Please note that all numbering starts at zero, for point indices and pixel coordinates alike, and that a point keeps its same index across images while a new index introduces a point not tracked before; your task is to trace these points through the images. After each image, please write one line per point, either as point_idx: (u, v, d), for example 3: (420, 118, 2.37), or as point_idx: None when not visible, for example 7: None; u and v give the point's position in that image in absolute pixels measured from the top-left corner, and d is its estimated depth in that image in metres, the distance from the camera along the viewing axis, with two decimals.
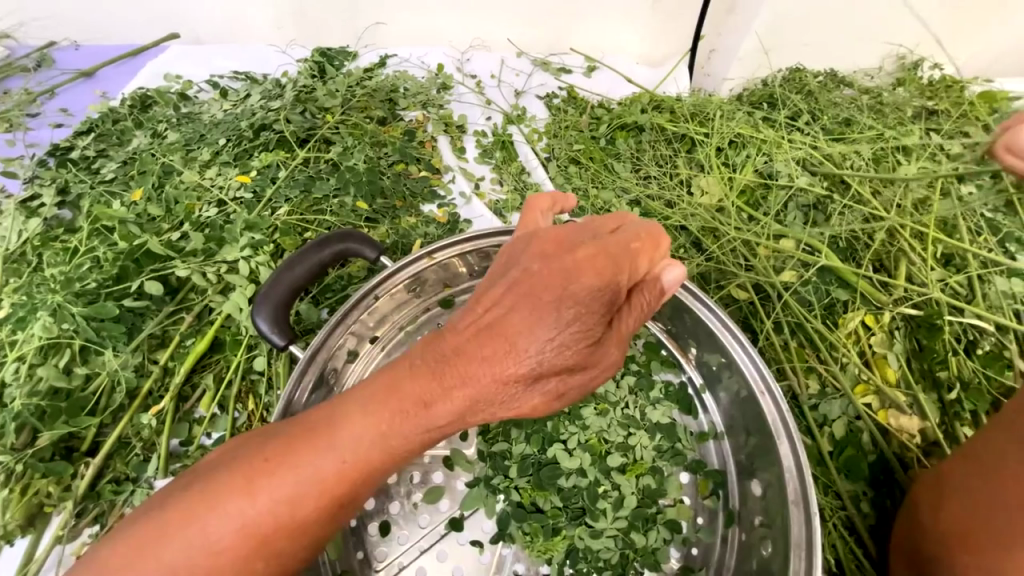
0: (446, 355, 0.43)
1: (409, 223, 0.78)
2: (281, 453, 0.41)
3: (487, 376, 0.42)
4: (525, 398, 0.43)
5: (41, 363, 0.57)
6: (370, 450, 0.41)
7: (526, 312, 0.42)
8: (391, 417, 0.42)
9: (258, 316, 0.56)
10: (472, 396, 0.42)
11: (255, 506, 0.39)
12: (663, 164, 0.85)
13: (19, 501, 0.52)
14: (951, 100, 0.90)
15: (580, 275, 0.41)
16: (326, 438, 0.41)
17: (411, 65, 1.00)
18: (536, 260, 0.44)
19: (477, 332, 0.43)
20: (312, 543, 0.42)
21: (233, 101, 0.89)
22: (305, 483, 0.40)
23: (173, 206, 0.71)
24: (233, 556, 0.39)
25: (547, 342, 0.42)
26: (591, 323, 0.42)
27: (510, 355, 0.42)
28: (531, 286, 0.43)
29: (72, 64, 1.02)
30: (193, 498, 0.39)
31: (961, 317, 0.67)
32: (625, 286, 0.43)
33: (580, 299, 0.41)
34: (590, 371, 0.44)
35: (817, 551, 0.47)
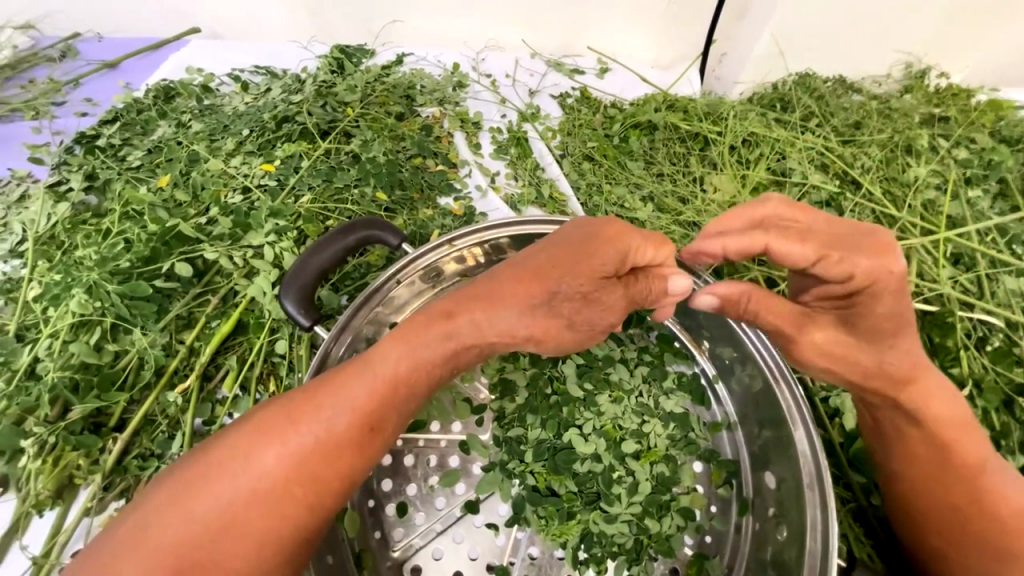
0: (471, 289, 0.51)
1: (427, 215, 0.80)
2: (321, 383, 0.47)
3: (509, 296, 0.49)
4: (544, 316, 0.50)
5: (73, 340, 0.59)
6: (400, 364, 0.47)
7: (548, 254, 0.51)
8: (419, 331, 0.48)
9: (286, 298, 0.58)
10: (492, 311, 0.49)
11: (296, 428, 0.45)
12: (676, 162, 0.87)
13: (53, 472, 0.54)
14: (958, 107, 0.93)
15: (602, 230, 0.50)
16: (363, 361, 0.47)
17: (428, 63, 1.02)
18: (551, 235, 0.54)
19: (501, 271, 0.51)
20: (344, 470, 0.45)
21: (254, 95, 0.90)
22: (341, 407, 0.45)
23: (200, 192, 0.72)
24: (276, 482, 0.43)
25: (563, 276, 0.49)
26: (606, 266, 0.49)
27: (534, 281, 0.49)
28: (549, 244, 0.52)
29: (96, 55, 1.04)
30: (236, 437, 0.44)
31: (972, 313, 0.69)
32: (638, 252, 0.51)
33: (597, 251, 0.49)
34: (599, 310, 0.51)
35: (835, 533, 0.49)
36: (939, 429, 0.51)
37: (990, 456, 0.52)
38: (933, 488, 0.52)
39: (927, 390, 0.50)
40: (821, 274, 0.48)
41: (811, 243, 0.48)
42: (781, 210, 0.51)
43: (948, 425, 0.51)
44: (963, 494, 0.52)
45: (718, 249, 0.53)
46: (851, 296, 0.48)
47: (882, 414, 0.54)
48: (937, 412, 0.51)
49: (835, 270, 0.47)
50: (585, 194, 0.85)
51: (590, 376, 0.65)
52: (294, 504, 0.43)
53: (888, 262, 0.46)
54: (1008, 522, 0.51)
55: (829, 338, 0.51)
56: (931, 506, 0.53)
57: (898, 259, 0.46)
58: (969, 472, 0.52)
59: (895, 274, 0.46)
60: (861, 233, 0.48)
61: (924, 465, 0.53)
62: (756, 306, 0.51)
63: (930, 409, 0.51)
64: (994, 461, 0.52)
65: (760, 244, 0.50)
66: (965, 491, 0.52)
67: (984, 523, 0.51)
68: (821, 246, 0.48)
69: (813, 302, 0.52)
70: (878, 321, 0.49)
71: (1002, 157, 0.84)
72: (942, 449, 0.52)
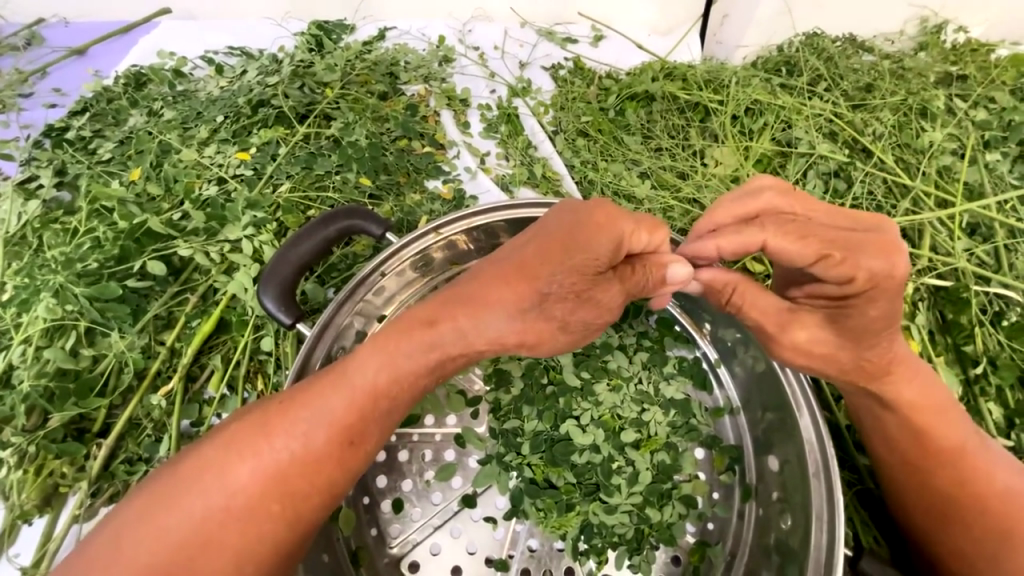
0: (454, 290, 0.48)
1: (414, 200, 0.76)
2: (297, 393, 0.46)
3: (494, 299, 0.46)
4: (533, 321, 0.47)
5: (48, 345, 0.57)
6: (377, 375, 0.45)
7: (537, 248, 0.46)
8: (399, 338, 0.46)
9: (264, 295, 0.56)
10: (478, 317, 0.46)
11: (272, 440, 0.44)
12: (675, 135, 0.82)
13: (37, 480, 0.53)
14: (977, 64, 0.87)
15: (593, 219, 0.46)
16: (341, 371, 0.46)
17: (411, 37, 0.97)
18: (537, 223, 0.50)
19: (487, 270, 0.48)
20: (323, 484, 0.45)
21: (229, 78, 0.86)
22: (318, 421, 0.44)
23: (174, 185, 0.69)
24: (253, 496, 0.43)
25: (555, 272, 0.45)
26: (600, 259, 0.45)
27: (522, 282, 0.46)
28: (536, 236, 0.48)
29: (63, 41, 0.99)
30: (212, 449, 0.44)
31: (988, 287, 0.66)
32: (632, 240, 0.47)
33: (590, 243, 0.45)
34: (594, 308, 0.47)
35: (841, 524, 0.48)
36: (915, 416, 0.50)
37: (970, 438, 0.51)
38: (910, 472, 0.52)
39: (901, 378, 0.49)
40: (818, 274, 0.43)
41: (811, 241, 0.42)
42: (777, 204, 0.46)
43: (924, 410, 0.50)
44: (944, 477, 0.51)
45: (712, 252, 0.48)
46: (845, 299, 0.44)
47: (858, 401, 0.53)
48: (912, 399, 0.50)
49: (834, 273, 0.42)
50: (580, 172, 0.81)
51: (587, 364, 0.63)
52: (271, 517, 0.43)
53: (894, 265, 0.40)
54: (991, 503, 0.50)
55: (815, 336, 0.47)
56: (910, 490, 0.52)
57: (903, 261, 0.41)
58: (949, 456, 0.51)
59: (897, 277, 0.41)
60: (863, 229, 0.43)
61: (903, 452, 0.52)
62: (739, 300, 0.49)
63: (906, 395, 0.50)
64: (974, 443, 0.51)
65: (755, 243, 0.44)
66: (944, 475, 0.51)
67: (967, 506, 0.50)
68: (820, 245, 0.42)
69: (802, 299, 0.48)
70: (864, 322, 0.44)
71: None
72: (920, 437, 0.51)
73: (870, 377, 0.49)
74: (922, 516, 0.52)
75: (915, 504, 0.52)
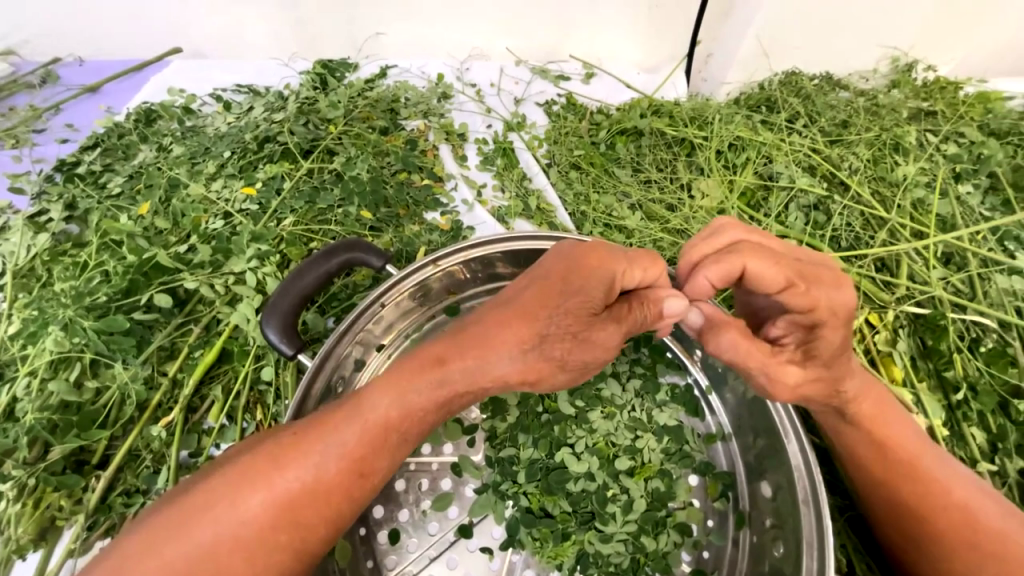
0: (463, 329, 0.50)
1: (413, 231, 0.79)
2: (310, 426, 0.47)
3: (497, 339, 0.48)
4: (533, 360, 0.49)
5: (52, 378, 0.59)
6: (388, 410, 0.47)
7: (535, 292, 0.49)
8: (410, 375, 0.48)
9: (267, 327, 0.57)
10: (484, 357, 0.48)
11: (283, 472, 0.45)
12: (663, 169, 0.86)
13: (34, 513, 0.54)
14: (946, 100, 0.92)
15: (585, 261, 0.49)
16: (353, 404, 0.48)
17: (412, 75, 1.02)
18: (534, 264, 0.53)
19: (493, 309, 0.50)
20: (331, 514, 0.46)
21: (237, 114, 0.89)
22: (330, 453, 0.46)
23: (181, 219, 0.72)
24: (262, 526, 0.44)
25: (552, 315, 0.48)
26: (595, 302, 0.48)
27: (523, 322, 0.48)
28: (534, 278, 0.51)
29: (77, 79, 1.03)
30: (224, 479, 0.45)
31: (964, 314, 0.69)
32: (626, 277, 0.50)
33: (583, 286, 0.48)
34: (591, 348, 0.49)
35: (830, 551, 0.48)
36: (874, 431, 0.53)
37: (946, 464, 0.53)
38: (877, 488, 0.54)
39: (858, 394, 0.52)
40: (783, 302, 0.46)
41: (781, 268, 0.46)
42: (745, 238, 0.49)
43: (878, 420, 0.53)
44: (908, 494, 0.52)
45: (705, 287, 0.50)
46: (814, 327, 0.46)
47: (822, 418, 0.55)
48: (867, 412, 0.53)
49: (800, 299, 0.45)
50: (573, 204, 0.84)
51: (581, 392, 0.64)
52: (279, 546, 0.44)
53: (847, 293, 0.46)
54: (956, 520, 0.51)
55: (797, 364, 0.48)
56: (899, 520, 0.53)
57: (852, 292, 0.46)
58: (910, 472, 0.53)
59: (849, 307, 0.46)
60: (817, 265, 0.48)
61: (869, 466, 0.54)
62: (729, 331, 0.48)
63: (860, 410, 0.53)
64: (932, 459, 0.53)
65: (737, 268, 0.47)
66: (910, 491, 0.52)
67: (949, 533, 0.51)
68: (789, 274, 0.46)
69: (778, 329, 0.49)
70: (827, 347, 0.47)
71: (992, 151, 0.84)
72: (881, 452, 0.53)
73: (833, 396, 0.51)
74: (896, 533, 0.54)
75: (887, 521, 0.54)
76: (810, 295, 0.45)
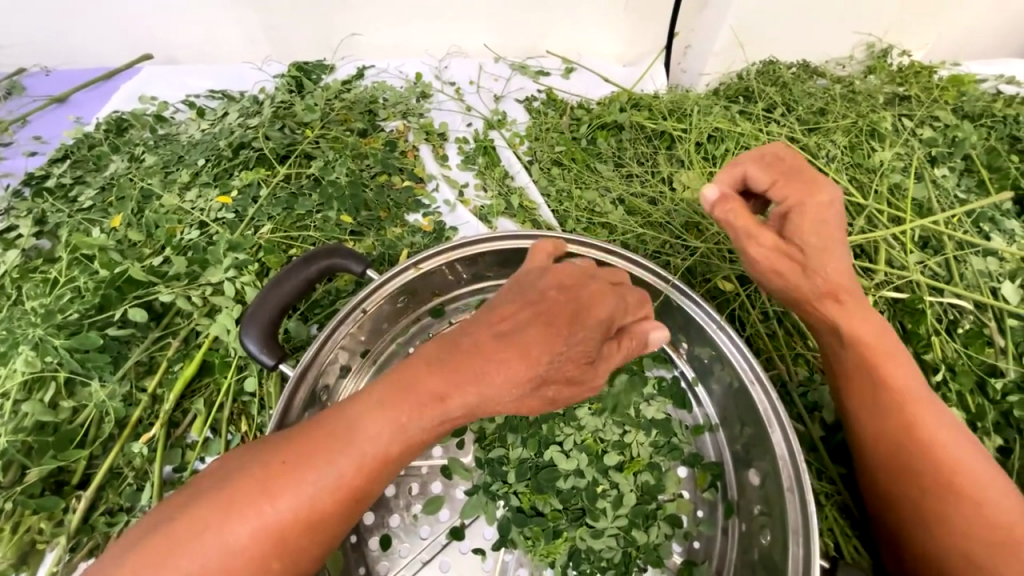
0: (458, 354, 0.47)
1: (395, 234, 0.78)
2: (300, 453, 0.45)
3: (498, 375, 0.46)
4: (530, 398, 0.48)
5: (26, 398, 0.57)
6: (387, 444, 0.45)
7: (537, 328, 0.47)
8: (410, 412, 0.45)
9: (246, 337, 0.56)
10: (485, 392, 0.46)
11: (273, 502, 0.43)
12: (644, 162, 0.86)
13: (11, 539, 0.52)
14: (922, 84, 0.93)
15: (593, 307, 0.47)
16: (349, 433, 0.45)
17: (389, 75, 1.00)
18: (537, 294, 0.49)
19: (491, 338, 0.47)
20: (324, 540, 0.45)
21: (210, 120, 0.88)
22: (324, 483, 0.44)
23: (155, 231, 0.70)
24: (250, 556, 0.42)
25: (554, 360, 0.46)
26: (591, 352, 0.47)
27: (524, 359, 0.46)
28: (536, 311, 0.48)
29: (44, 90, 1.00)
30: (209, 504, 0.43)
31: (942, 297, 0.70)
32: (620, 319, 0.49)
33: (583, 335, 0.47)
34: (577, 390, 0.49)
35: (815, 536, 0.48)
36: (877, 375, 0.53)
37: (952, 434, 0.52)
38: (884, 445, 0.53)
39: (852, 315, 0.54)
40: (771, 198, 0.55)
41: (777, 166, 0.54)
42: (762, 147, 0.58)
43: (883, 359, 0.53)
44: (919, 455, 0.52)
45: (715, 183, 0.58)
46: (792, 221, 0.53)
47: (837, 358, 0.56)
48: (879, 351, 0.54)
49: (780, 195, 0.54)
50: (555, 201, 0.84)
51: None
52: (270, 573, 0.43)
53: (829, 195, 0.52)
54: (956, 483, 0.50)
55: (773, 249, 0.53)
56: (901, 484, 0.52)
57: (831, 196, 0.52)
58: (916, 432, 0.52)
59: (828, 204, 0.52)
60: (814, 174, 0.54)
61: (882, 426, 0.54)
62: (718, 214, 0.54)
63: (869, 353, 0.54)
64: (937, 420, 0.52)
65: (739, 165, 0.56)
66: (906, 449, 0.52)
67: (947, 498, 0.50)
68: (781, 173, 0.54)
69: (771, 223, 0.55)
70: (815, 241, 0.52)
71: (966, 134, 0.85)
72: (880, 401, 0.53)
73: (838, 315, 0.53)
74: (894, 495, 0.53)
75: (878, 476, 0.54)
76: (796, 191, 0.53)
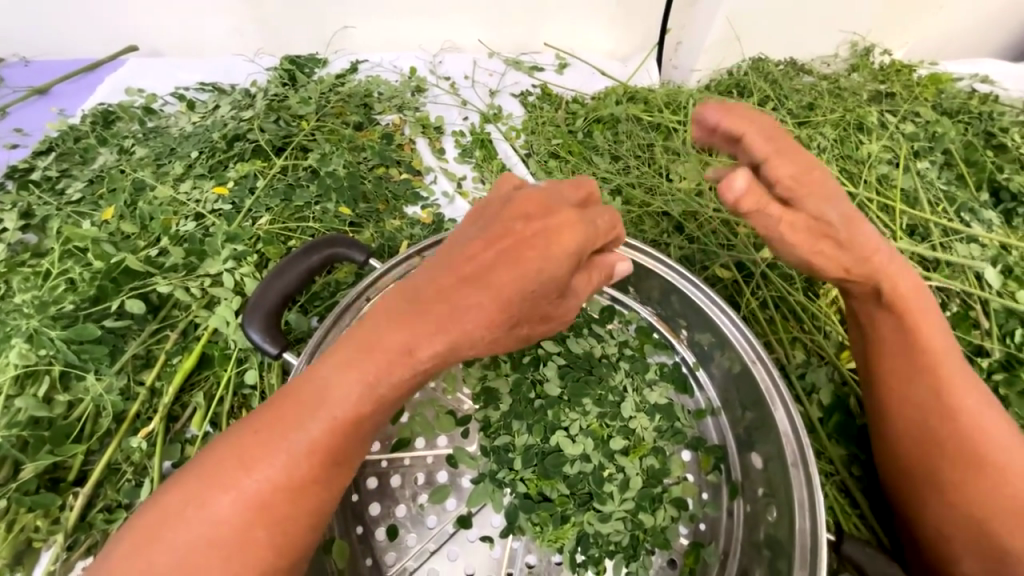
0: (418, 301, 0.43)
1: (394, 226, 0.77)
2: (274, 421, 0.43)
3: (467, 321, 0.43)
4: (505, 339, 0.46)
5: (19, 394, 0.56)
6: (358, 404, 0.42)
7: (505, 266, 0.43)
8: (377, 369, 0.42)
9: (250, 328, 0.55)
10: (458, 337, 0.43)
11: (250, 473, 0.42)
12: (641, 154, 0.87)
13: (7, 537, 0.51)
14: (903, 82, 0.96)
15: (559, 240, 0.44)
16: (319, 396, 0.43)
17: (383, 69, 0.99)
18: (502, 225, 0.45)
19: (455, 279, 0.43)
20: (311, 509, 0.43)
21: (202, 113, 0.86)
22: (298, 450, 0.42)
23: (149, 223, 0.69)
24: (235, 530, 0.41)
25: (524, 298, 0.44)
26: (563, 285, 0.45)
27: (494, 301, 0.43)
28: (503, 246, 0.44)
29: (23, 81, 0.96)
30: (190, 482, 0.42)
31: (929, 282, 0.73)
32: (591, 246, 0.46)
33: (553, 269, 0.43)
34: (550, 324, 0.49)
35: (821, 509, 0.50)
36: (918, 338, 0.54)
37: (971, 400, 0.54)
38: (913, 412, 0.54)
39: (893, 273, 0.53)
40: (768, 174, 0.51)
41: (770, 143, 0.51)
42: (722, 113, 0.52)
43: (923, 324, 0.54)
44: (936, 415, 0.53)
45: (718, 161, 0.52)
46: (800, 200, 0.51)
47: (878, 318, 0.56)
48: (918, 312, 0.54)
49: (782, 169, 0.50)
50: None
51: (572, 375, 0.65)
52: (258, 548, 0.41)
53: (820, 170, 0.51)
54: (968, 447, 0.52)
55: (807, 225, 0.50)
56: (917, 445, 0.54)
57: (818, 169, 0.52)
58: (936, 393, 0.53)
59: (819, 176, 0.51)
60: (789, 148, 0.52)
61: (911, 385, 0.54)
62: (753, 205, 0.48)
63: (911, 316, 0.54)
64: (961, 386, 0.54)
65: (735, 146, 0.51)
66: (934, 414, 0.53)
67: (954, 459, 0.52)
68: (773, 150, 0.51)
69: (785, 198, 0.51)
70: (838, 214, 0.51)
71: (946, 129, 0.88)
72: (917, 362, 0.54)
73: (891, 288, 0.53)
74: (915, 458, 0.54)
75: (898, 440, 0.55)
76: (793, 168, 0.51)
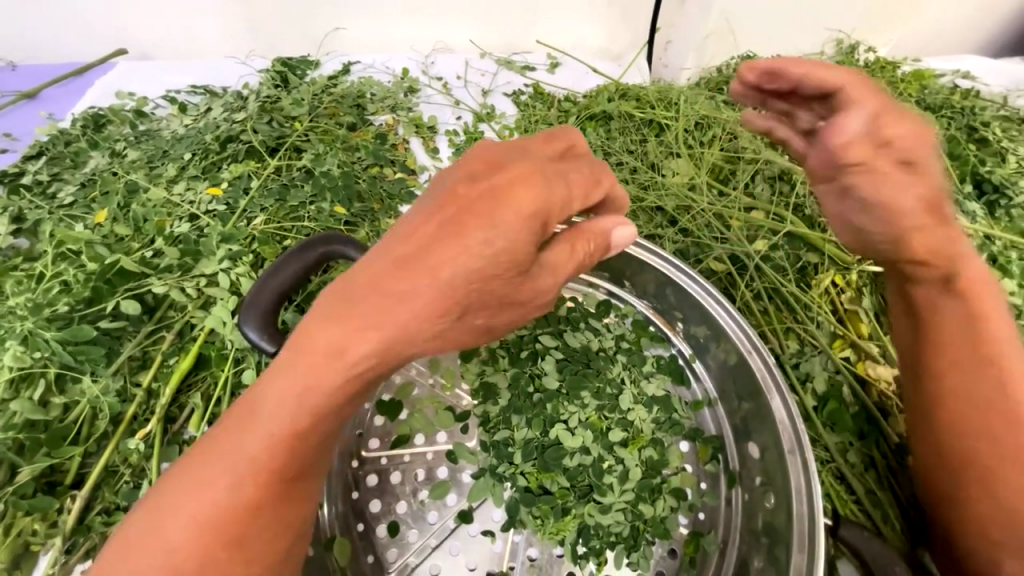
0: (346, 296, 0.39)
1: (389, 225, 0.77)
2: (218, 438, 0.41)
3: (402, 314, 0.38)
4: (458, 330, 0.41)
5: (13, 397, 0.55)
6: (294, 415, 0.39)
7: (444, 244, 0.39)
8: (308, 374, 0.39)
9: (246, 326, 0.55)
10: (399, 328, 0.38)
11: (198, 494, 0.40)
12: (633, 150, 0.88)
13: (4, 542, 0.50)
14: (888, 78, 0.98)
15: (503, 207, 0.39)
16: (254, 409, 0.40)
17: (376, 70, 0.99)
18: (442, 198, 0.41)
19: (390, 264, 0.39)
20: (268, 524, 0.42)
21: (194, 115, 0.86)
22: (241, 466, 0.40)
23: (143, 224, 0.68)
24: (189, 553, 0.40)
25: (470, 277, 0.39)
26: (525, 257, 0.40)
27: (432, 286, 0.38)
28: (442, 222, 0.40)
29: (12, 86, 0.96)
30: (148, 505, 0.41)
31: None
32: (552, 207, 0.41)
33: (501, 237, 0.39)
34: (519, 309, 0.43)
35: (818, 493, 0.51)
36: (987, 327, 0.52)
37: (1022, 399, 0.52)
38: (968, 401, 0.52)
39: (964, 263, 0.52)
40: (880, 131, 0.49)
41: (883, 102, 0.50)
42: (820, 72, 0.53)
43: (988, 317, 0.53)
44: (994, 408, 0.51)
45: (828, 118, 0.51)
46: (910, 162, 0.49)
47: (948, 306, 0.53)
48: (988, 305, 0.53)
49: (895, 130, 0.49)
50: None
51: (570, 369, 0.66)
52: (221, 567, 0.40)
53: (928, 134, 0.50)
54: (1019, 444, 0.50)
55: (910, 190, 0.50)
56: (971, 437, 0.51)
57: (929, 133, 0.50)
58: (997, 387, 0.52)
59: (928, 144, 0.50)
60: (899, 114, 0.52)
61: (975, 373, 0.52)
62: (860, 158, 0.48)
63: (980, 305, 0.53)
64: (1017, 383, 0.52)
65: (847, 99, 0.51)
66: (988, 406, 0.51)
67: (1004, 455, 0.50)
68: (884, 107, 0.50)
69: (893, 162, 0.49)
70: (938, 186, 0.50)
71: None
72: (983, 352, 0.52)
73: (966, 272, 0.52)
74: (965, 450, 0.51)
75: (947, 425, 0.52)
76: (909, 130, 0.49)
